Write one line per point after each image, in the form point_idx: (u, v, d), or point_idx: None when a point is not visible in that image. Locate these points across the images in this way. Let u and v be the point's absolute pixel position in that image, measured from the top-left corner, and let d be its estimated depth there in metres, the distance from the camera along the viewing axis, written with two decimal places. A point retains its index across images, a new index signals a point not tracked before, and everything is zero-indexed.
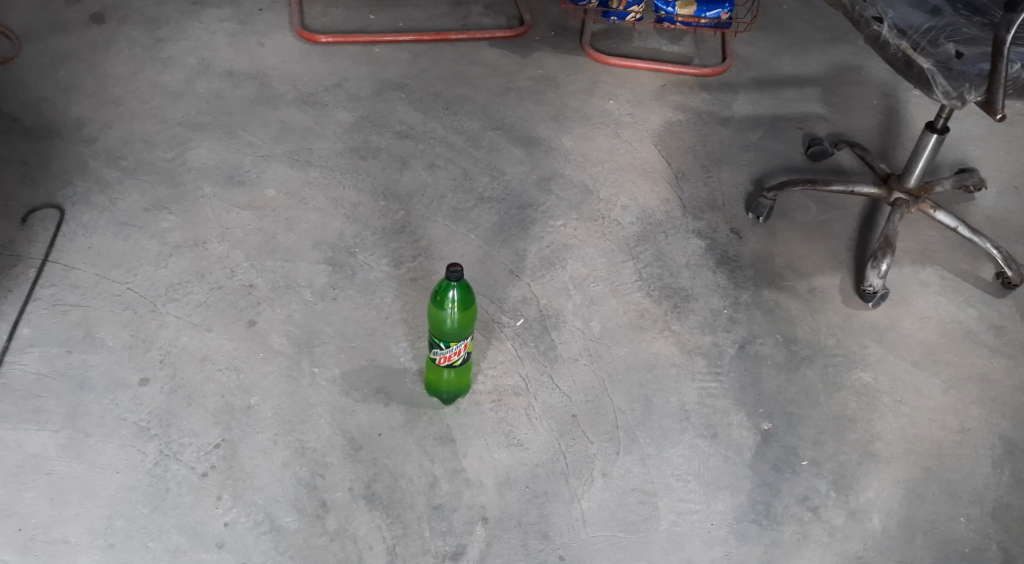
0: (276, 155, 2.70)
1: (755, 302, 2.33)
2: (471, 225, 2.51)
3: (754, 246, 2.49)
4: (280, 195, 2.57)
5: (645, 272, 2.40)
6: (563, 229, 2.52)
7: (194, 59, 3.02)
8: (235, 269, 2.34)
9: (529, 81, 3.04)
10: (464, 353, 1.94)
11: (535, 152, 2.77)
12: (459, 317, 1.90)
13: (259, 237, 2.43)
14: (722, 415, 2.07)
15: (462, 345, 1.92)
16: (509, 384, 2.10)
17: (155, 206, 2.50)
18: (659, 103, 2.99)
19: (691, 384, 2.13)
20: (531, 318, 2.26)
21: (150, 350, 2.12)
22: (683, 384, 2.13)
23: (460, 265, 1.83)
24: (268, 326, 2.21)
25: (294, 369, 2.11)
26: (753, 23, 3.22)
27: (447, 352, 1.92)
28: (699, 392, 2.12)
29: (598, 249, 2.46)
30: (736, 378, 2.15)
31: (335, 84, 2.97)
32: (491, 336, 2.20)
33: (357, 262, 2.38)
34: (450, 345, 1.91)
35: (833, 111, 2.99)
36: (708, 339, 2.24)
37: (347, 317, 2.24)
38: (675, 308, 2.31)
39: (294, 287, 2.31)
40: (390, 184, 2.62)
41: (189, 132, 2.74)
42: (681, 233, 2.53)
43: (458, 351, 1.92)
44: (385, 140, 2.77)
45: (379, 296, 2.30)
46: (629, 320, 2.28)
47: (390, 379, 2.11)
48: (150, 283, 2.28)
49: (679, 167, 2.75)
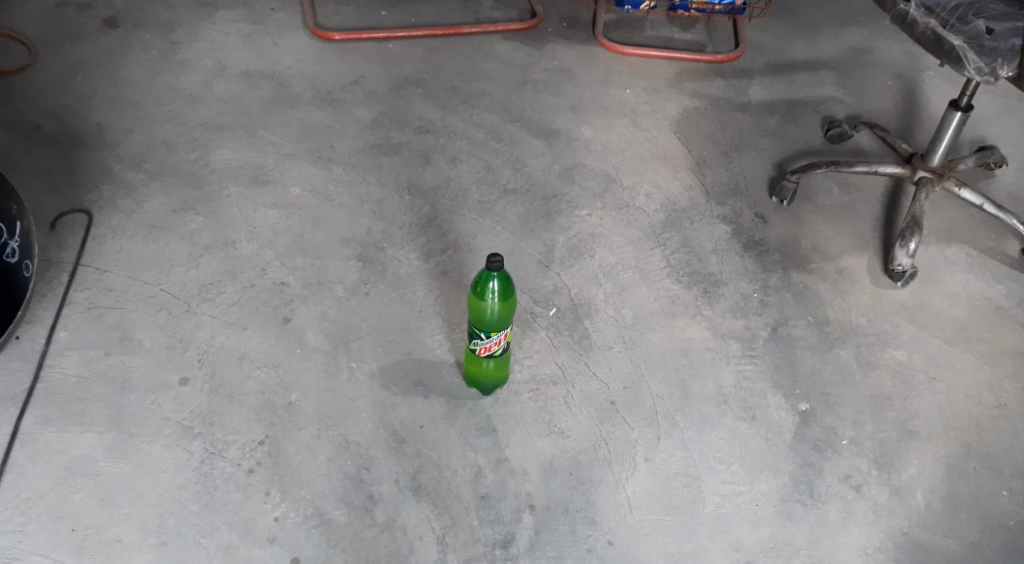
0: (298, 154, 2.70)
1: (784, 285, 2.35)
2: (497, 218, 2.52)
3: (780, 230, 2.51)
4: (305, 194, 2.58)
5: (673, 259, 2.42)
6: (589, 218, 2.53)
7: (210, 61, 3.03)
8: (266, 268, 2.36)
9: (545, 73, 3.05)
10: (503, 343, 1.94)
11: (556, 143, 2.78)
12: (499, 308, 1.91)
13: (287, 236, 2.45)
14: (760, 398, 2.09)
15: (501, 337, 1.92)
16: (546, 373, 2.12)
17: (182, 208, 2.52)
18: (675, 92, 3.00)
19: (727, 367, 2.15)
20: (564, 308, 2.27)
21: (188, 350, 2.14)
22: (718, 367, 2.15)
23: (500, 255, 1.84)
24: (303, 323, 2.22)
25: (332, 365, 2.13)
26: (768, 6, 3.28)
27: (487, 343, 1.92)
28: (735, 375, 2.13)
29: (626, 237, 2.48)
30: (771, 360, 2.17)
31: (352, 82, 2.98)
32: (526, 327, 2.22)
33: (388, 258, 2.39)
34: (490, 336, 1.91)
35: (848, 94, 3.01)
36: (740, 322, 2.25)
37: (381, 312, 2.26)
38: (706, 293, 2.33)
39: (326, 284, 2.32)
40: (414, 179, 2.63)
41: (211, 134, 2.75)
42: (707, 219, 2.54)
43: (498, 342, 1.93)
44: (406, 136, 2.78)
45: (411, 291, 2.31)
46: (661, 306, 2.29)
47: (428, 372, 2.12)
48: (182, 284, 2.30)
49: (700, 155, 2.76)
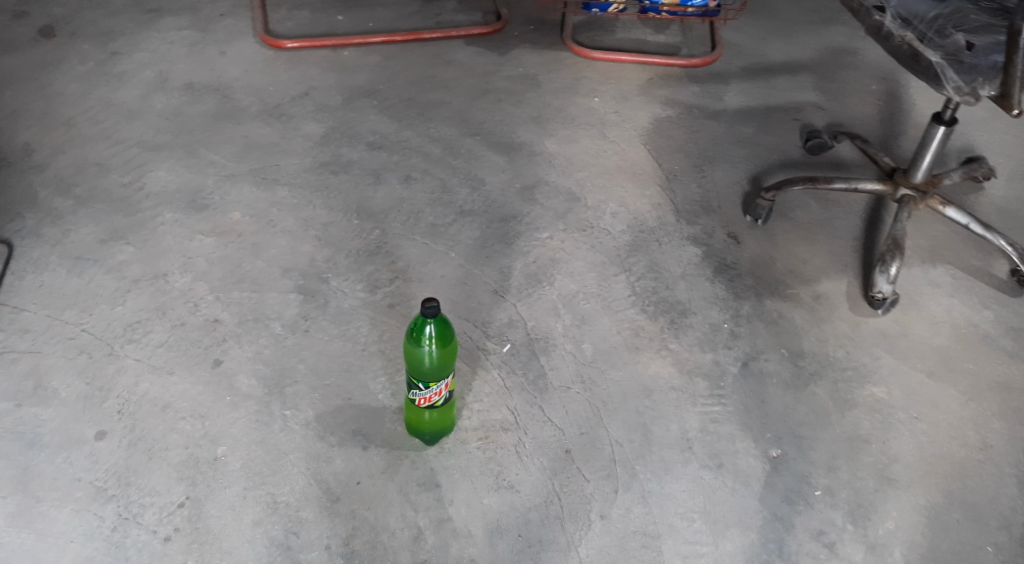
0: (239, 174, 2.54)
1: (756, 313, 2.18)
2: (451, 242, 2.36)
3: (754, 251, 2.34)
4: (245, 218, 2.41)
5: (638, 286, 2.25)
6: (549, 241, 2.37)
7: (151, 73, 2.86)
8: (198, 304, 2.20)
9: (507, 81, 2.88)
10: (445, 393, 1.78)
11: (517, 158, 2.61)
12: (437, 354, 1.74)
13: (224, 266, 2.29)
14: (727, 443, 1.92)
15: (442, 386, 1.76)
16: (496, 419, 1.95)
17: (112, 237, 2.35)
18: (645, 99, 2.83)
19: (693, 409, 1.98)
20: (519, 343, 2.11)
21: (108, 399, 1.99)
22: (684, 409, 1.98)
23: (436, 299, 1.67)
24: (235, 365, 2.06)
25: (264, 414, 1.97)
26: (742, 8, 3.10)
27: (427, 394, 1.76)
28: (701, 418, 1.96)
29: (588, 261, 2.32)
30: (741, 400, 2.00)
31: (302, 94, 2.80)
32: (476, 365, 2.06)
33: (331, 289, 2.23)
34: (429, 386, 1.75)
35: (829, 99, 2.83)
36: (709, 356, 2.09)
37: (321, 351, 2.09)
38: (672, 324, 2.16)
39: (262, 320, 2.16)
40: (363, 201, 2.46)
41: (147, 154, 2.59)
42: (675, 241, 2.37)
43: (439, 392, 1.77)
44: (357, 153, 2.61)
45: (354, 326, 2.15)
46: (623, 339, 2.13)
47: (368, 420, 1.96)
48: (106, 323, 2.15)
49: (671, 168, 2.59)
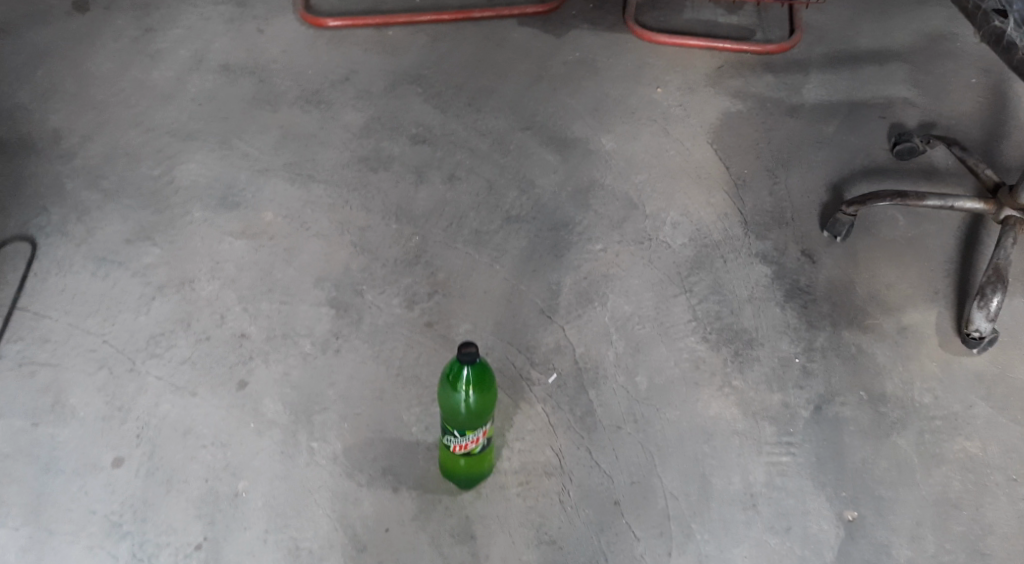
0: (274, 169, 2.37)
1: (831, 347, 1.99)
2: (496, 252, 2.19)
3: (830, 272, 2.15)
4: (279, 219, 2.26)
5: (700, 309, 2.07)
6: (602, 254, 2.19)
7: (186, 51, 2.67)
8: (225, 314, 2.05)
9: (563, 66, 2.64)
10: (483, 440, 1.61)
11: (571, 156, 2.40)
12: (475, 401, 1.57)
13: (254, 272, 2.14)
14: (797, 502, 1.76)
15: (480, 434, 1.59)
16: (538, 462, 1.82)
17: (138, 235, 2.20)
18: (715, 90, 2.58)
19: (758, 460, 1.81)
20: (566, 373, 1.96)
21: (127, 421, 1.86)
22: (747, 458, 1.82)
23: (474, 344, 1.51)
24: (261, 387, 1.93)
25: (290, 444, 1.84)
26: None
27: (463, 441, 1.59)
28: (767, 470, 1.80)
29: (644, 279, 2.13)
30: (814, 451, 1.82)
31: (343, 78, 2.60)
32: (519, 398, 1.91)
33: (366, 304, 2.08)
34: (466, 434, 1.58)
35: (921, 94, 2.56)
36: (777, 398, 1.91)
37: (352, 375, 1.95)
38: (736, 356, 1.98)
39: (292, 337, 2.02)
40: (404, 203, 2.29)
41: (179, 142, 2.42)
42: (742, 258, 2.18)
43: (476, 439, 1.60)
44: (399, 147, 2.42)
45: (388, 347, 2.00)
46: (682, 373, 1.96)
47: (401, 455, 1.82)
48: (129, 334, 2.01)
49: (739, 172, 2.36)
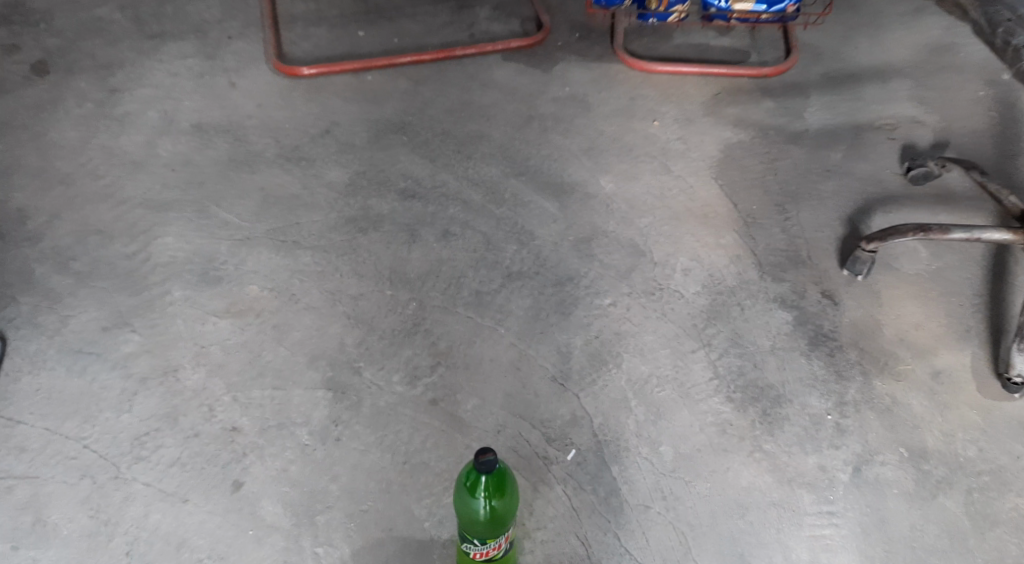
0: (257, 237, 2.22)
1: (864, 400, 1.92)
2: (500, 314, 2.05)
3: (852, 314, 2.04)
4: (265, 293, 2.11)
5: (721, 365, 1.97)
6: (612, 309, 2.05)
7: (155, 112, 2.51)
8: (214, 407, 1.93)
9: (554, 104, 2.50)
10: (504, 545, 1.54)
11: (570, 203, 2.26)
12: (495, 508, 1.50)
13: (242, 357, 2.01)
14: None
15: (500, 541, 1.52)
16: (564, 553, 1.75)
17: (116, 322, 2.06)
18: (714, 120, 2.46)
19: (799, 534, 1.77)
20: (586, 448, 1.86)
21: (114, 538, 1.76)
22: (786, 533, 1.77)
23: (493, 450, 1.42)
24: (257, 488, 1.82)
25: (293, 553, 1.75)
26: (825, 17, 2.70)
27: (482, 548, 1.52)
28: (811, 546, 1.75)
29: (659, 334, 2.01)
30: (856, 521, 1.78)
31: (323, 131, 2.45)
32: (538, 482, 1.82)
33: (364, 383, 1.96)
34: (485, 542, 1.51)
35: (928, 111, 2.44)
36: (812, 460, 1.85)
37: (355, 466, 1.85)
38: (764, 417, 1.90)
39: (288, 427, 1.90)
40: (397, 265, 2.15)
41: (154, 215, 2.27)
42: (760, 304, 2.06)
43: (497, 546, 1.53)
44: (388, 204, 2.27)
45: (393, 432, 1.89)
46: (709, 439, 1.87)
47: (415, 554, 1.76)
48: (111, 437, 1.88)
49: (748, 210, 2.24)
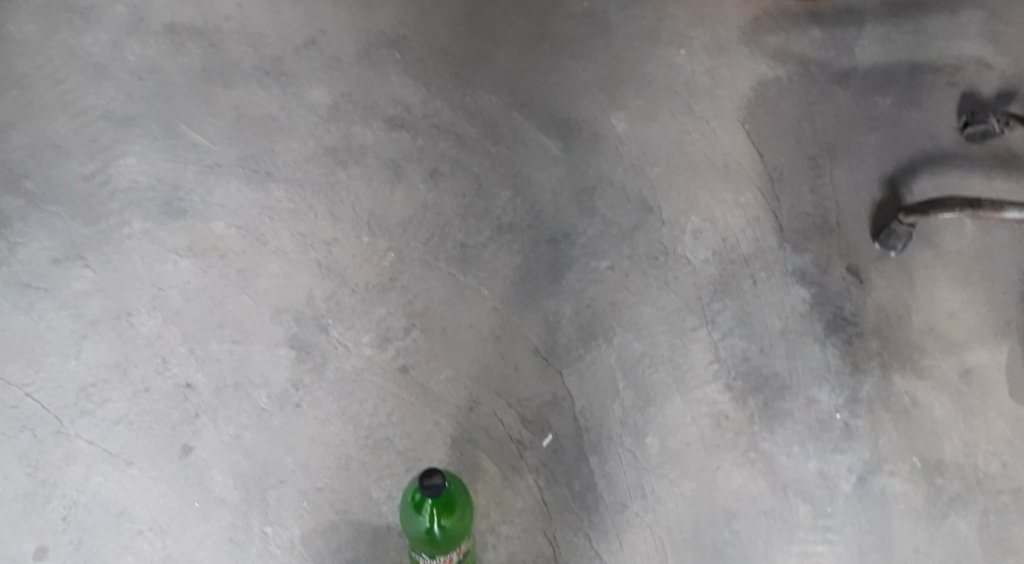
0: (226, 164, 2.03)
1: (879, 398, 1.74)
2: (484, 273, 1.87)
3: (880, 297, 1.82)
4: (232, 231, 1.95)
5: (723, 347, 1.79)
6: (609, 275, 1.86)
7: (123, 7, 2.25)
8: (168, 359, 1.83)
9: (569, 22, 2.19)
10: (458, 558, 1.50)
11: (576, 144, 2.01)
12: (446, 523, 1.46)
13: (202, 304, 1.88)
14: None
15: (453, 556, 1.48)
16: (529, 552, 1.66)
17: (68, 254, 1.94)
18: (749, 51, 2.13)
19: (787, 549, 1.64)
20: (564, 435, 1.73)
21: (51, 501, 1.72)
22: (774, 547, 1.64)
23: (440, 472, 1.41)
24: (207, 456, 1.75)
25: (240, 530, 1.70)
26: None
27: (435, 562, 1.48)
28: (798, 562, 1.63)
29: (659, 307, 1.83)
30: (852, 538, 1.64)
31: (308, 41, 2.18)
32: (509, 470, 1.71)
33: (330, 343, 1.83)
34: (436, 556, 1.47)
35: (999, 52, 2.11)
36: (812, 466, 1.70)
37: (312, 438, 1.76)
38: (765, 410, 1.74)
39: (245, 387, 1.80)
40: (378, 209, 1.96)
41: (117, 131, 2.08)
42: (775, 278, 1.85)
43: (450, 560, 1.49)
44: (372, 134, 2.04)
45: (357, 402, 1.78)
46: (701, 434, 1.73)
47: (370, 543, 1.69)
48: (56, 386, 1.81)
49: (775, 162, 1.98)
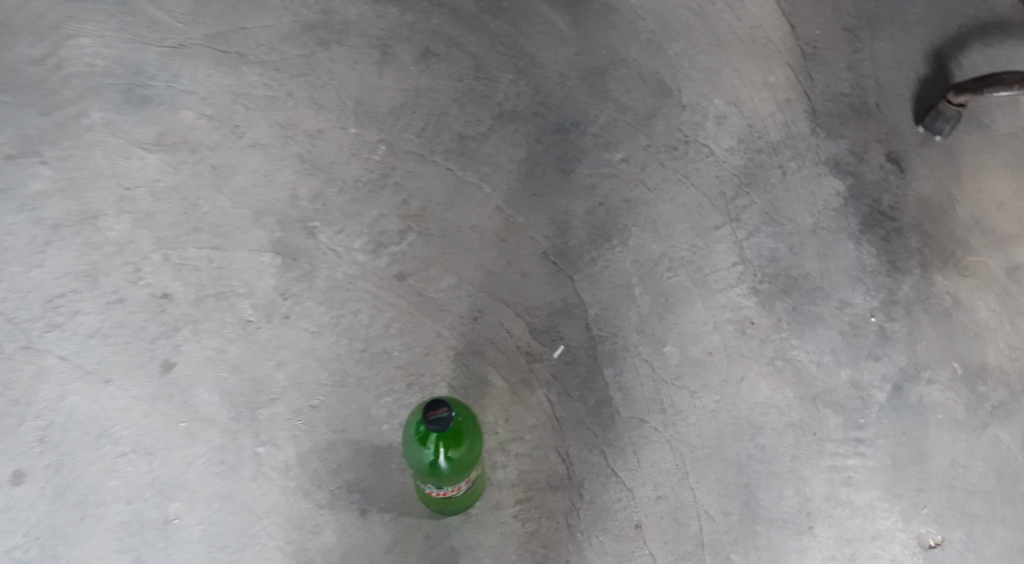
0: (193, 45, 1.81)
1: (919, 300, 1.59)
2: (487, 168, 1.70)
3: (921, 188, 1.66)
4: (203, 122, 1.75)
5: (750, 247, 1.64)
6: (624, 168, 1.69)
7: None
8: (141, 267, 1.67)
9: None
10: (467, 483, 1.40)
11: (585, 19, 1.81)
12: (452, 453, 1.35)
13: (175, 205, 1.70)
14: (862, 522, 1.49)
15: (461, 484, 1.38)
16: (541, 472, 1.53)
17: (21, 149, 1.73)
18: None
19: (817, 465, 1.52)
20: (577, 346, 1.59)
21: (25, 422, 1.57)
22: (802, 464, 1.53)
23: (444, 406, 1.28)
24: (191, 372, 1.60)
25: (231, 451, 1.56)
26: None
27: (442, 490, 1.38)
28: (829, 478, 1.51)
29: (679, 204, 1.66)
30: (888, 451, 1.52)
31: None
32: (519, 384, 1.58)
33: (318, 249, 1.66)
34: (444, 486, 1.37)
35: None
36: (845, 375, 1.56)
37: (304, 352, 1.60)
38: (794, 314, 1.60)
39: (227, 297, 1.64)
40: (366, 95, 1.76)
41: (66, 8, 1.84)
42: (807, 169, 1.68)
43: (458, 487, 1.39)
44: (355, 10, 1.82)
45: (350, 312, 1.62)
46: (725, 341, 1.59)
47: (372, 463, 1.55)
48: (20, 297, 1.65)
49: (808, 36, 1.78)
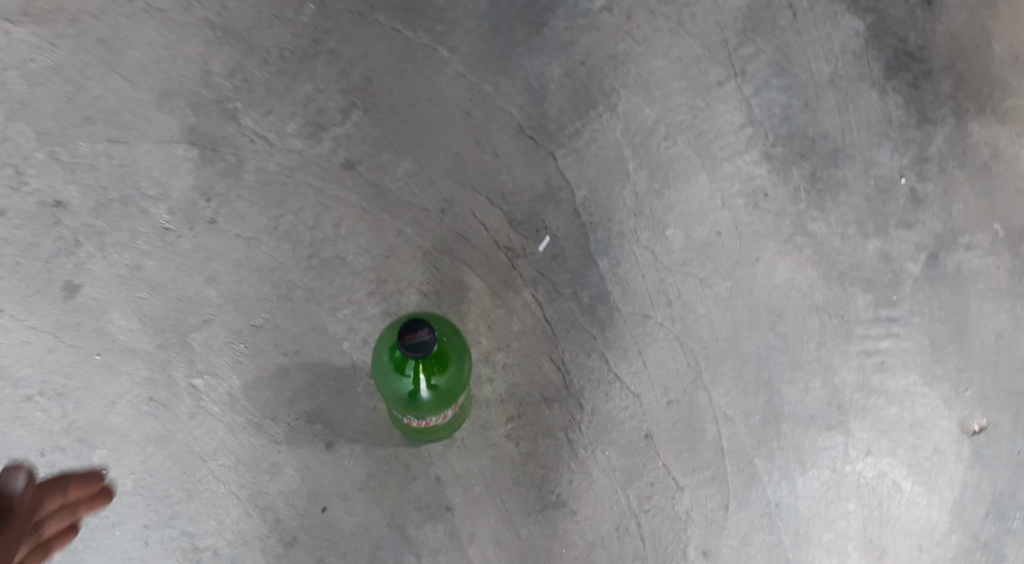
0: None
1: (953, 156, 1.38)
2: (442, 25, 1.39)
3: (951, 23, 1.42)
4: None
5: (759, 104, 1.39)
6: (606, 17, 1.41)
7: None
8: (23, 170, 1.35)
9: None
10: (452, 411, 1.20)
11: None
12: (436, 382, 1.13)
13: (56, 91, 1.37)
14: (897, 412, 1.32)
15: (446, 414, 1.18)
16: (533, 384, 1.32)
17: None
18: None
19: (847, 351, 1.34)
20: (565, 234, 1.35)
21: None
22: (829, 351, 1.34)
23: (427, 330, 1.05)
24: (101, 295, 1.32)
25: (161, 385, 1.30)
26: None
27: (424, 421, 1.18)
28: (859, 365, 1.33)
29: (674, 57, 1.40)
30: (924, 330, 1.34)
31: None
32: (500, 284, 1.34)
33: (243, 136, 1.36)
34: (425, 417, 1.17)
35: None
36: (874, 247, 1.36)
37: (238, 263, 1.33)
38: (813, 182, 1.38)
39: (136, 202, 1.34)
40: None
41: None
42: (821, 6, 1.42)
43: (442, 416, 1.19)
44: None
45: (290, 212, 1.34)
46: (736, 218, 1.37)
47: (333, 389, 1.31)
48: None
49: None
